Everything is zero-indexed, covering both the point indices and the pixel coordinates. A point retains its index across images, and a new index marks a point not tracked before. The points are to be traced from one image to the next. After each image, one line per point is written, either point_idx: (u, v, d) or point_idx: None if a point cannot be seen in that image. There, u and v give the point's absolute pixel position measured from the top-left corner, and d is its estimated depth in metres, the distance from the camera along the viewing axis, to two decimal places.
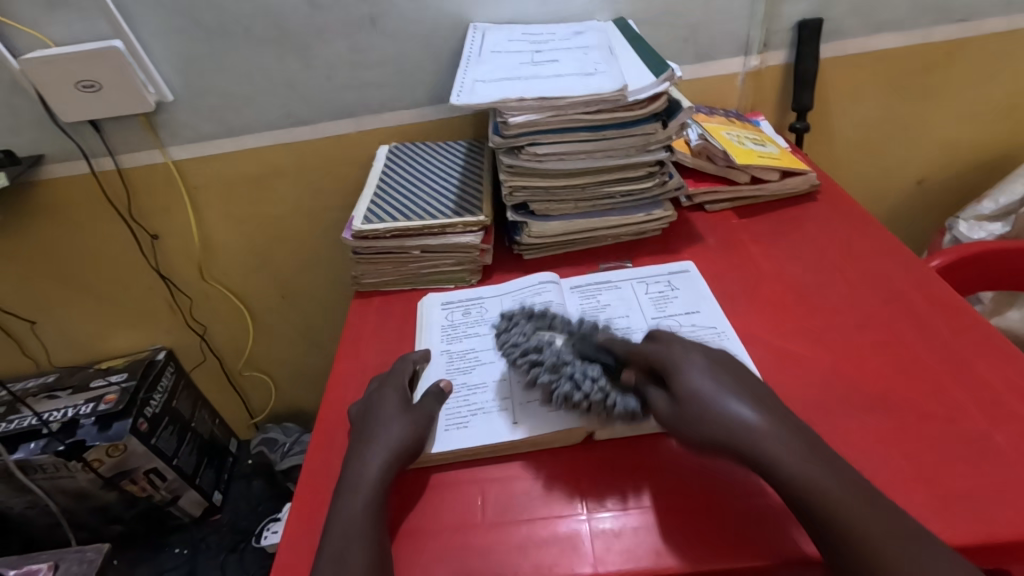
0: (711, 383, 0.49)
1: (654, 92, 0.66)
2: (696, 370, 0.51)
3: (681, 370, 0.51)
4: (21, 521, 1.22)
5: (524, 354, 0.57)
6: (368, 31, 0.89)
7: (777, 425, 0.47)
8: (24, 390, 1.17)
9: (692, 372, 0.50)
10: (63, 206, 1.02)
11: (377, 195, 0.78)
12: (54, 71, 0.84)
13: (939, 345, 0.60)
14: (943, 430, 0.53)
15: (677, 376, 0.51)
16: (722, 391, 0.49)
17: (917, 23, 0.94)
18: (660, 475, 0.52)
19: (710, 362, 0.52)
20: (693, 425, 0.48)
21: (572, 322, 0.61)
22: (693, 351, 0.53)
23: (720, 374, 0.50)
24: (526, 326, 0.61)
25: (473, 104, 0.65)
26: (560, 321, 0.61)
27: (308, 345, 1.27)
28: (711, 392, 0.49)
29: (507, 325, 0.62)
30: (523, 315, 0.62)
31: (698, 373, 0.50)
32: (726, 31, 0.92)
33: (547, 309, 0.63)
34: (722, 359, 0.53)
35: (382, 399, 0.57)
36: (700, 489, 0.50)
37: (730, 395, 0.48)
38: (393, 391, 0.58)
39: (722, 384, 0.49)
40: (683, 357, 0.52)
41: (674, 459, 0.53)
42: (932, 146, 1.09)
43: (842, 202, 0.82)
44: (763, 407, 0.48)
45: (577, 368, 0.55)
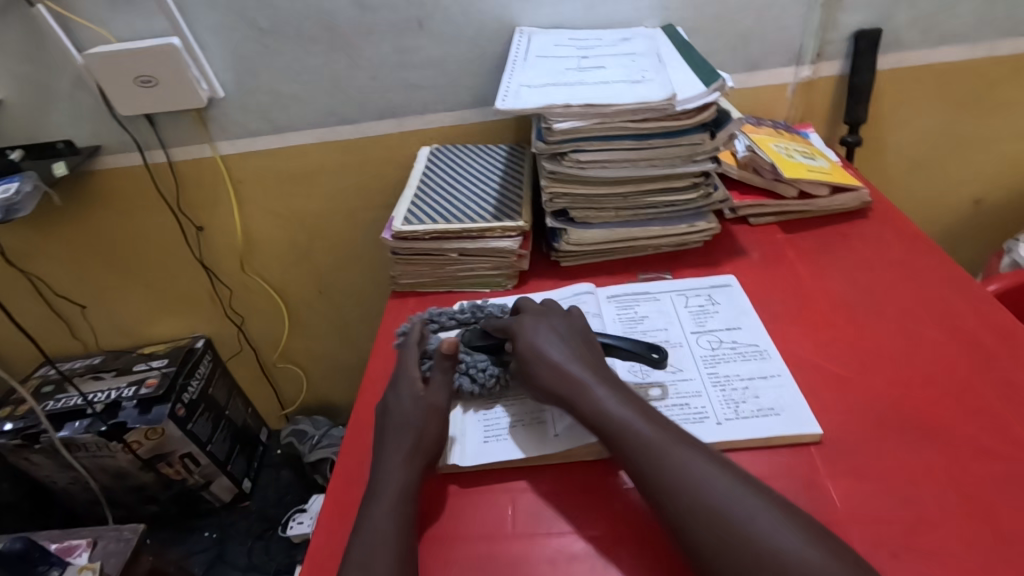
0: (557, 349, 0.54)
1: (704, 101, 0.65)
2: (531, 325, 0.57)
3: (524, 332, 0.57)
4: (62, 496, 1.26)
5: (549, 292, 0.69)
6: (415, 33, 0.90)
7: (609, 386, 0.52)
8: (72, 370, 1.22)
9: (534, 333, 0.56)
10: (116, 195, 1.06)
11: (417, 196, 0.79)
12: (115, 67, 0.88)
13: (999, 375, 0.57)
14: (1001, 467, 0.50)
15: (521, 334, 0.57)
16: (561, 345, 0.55)
17: (982, 35, 0.90)
18: None
19: (553, 325, 0.57)
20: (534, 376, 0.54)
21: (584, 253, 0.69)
22: (533, 312, 0.59)
23: (567, 335, 0.56)
24: (557, 260, 0.71)
25: (518, 109, 0.65)
26: (575, 252, 0.69)
27: (341, 339, 1.29)
28: (547, 348, 0.55)
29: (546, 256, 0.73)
30: (556, 249, 0.73)
31: (536, 337, 0.56)
32: (779, 40, 0.89)
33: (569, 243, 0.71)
34: (565, 317, 0.58)
35: (429, 396, 0.56)
36: None
37: (559, 350, 0.54)
38: (439, 391, 0.57)
39: (569, 353, 0.54)
40: (528, 323, 0.58)
41: None
42: (993, 164, 1.04)
43: (895, 219, 0.79)
44: (573, 355, 0.54)
45: None
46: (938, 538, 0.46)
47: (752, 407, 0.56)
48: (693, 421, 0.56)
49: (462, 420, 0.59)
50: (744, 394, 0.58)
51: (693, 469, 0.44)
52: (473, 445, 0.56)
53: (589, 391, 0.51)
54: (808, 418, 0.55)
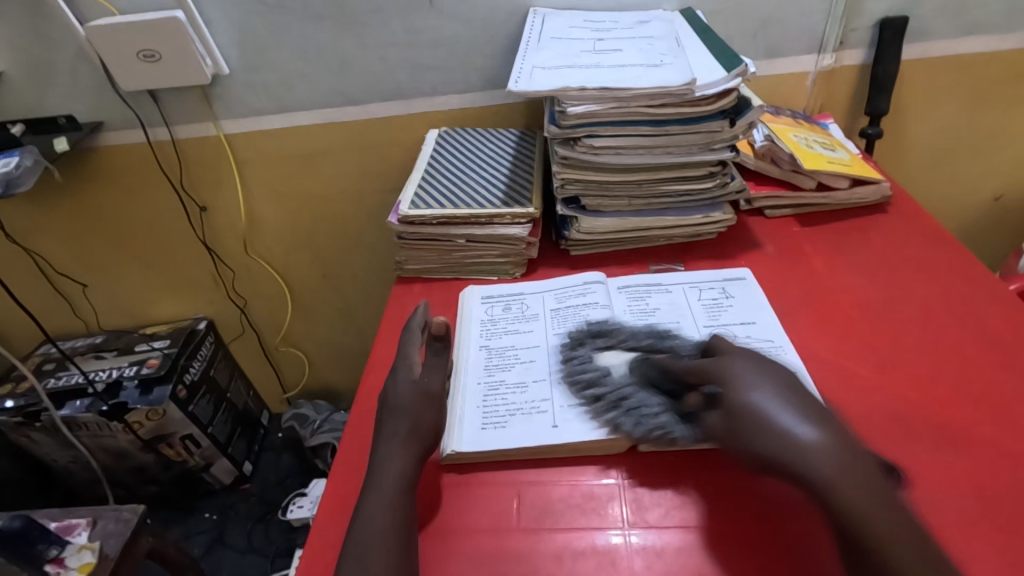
0: (773, 400, 0.43)
1: (725, 87, 0.62)
2: (748, 375, 0.45)
3: (729, 381, 0.46)
4: (63, 474, 1.26)
5: (585, 388, 0.56)
6: (426, 12, 0.87)
7: (840, 445, 0.40)
8: (74, 349, 1.21)
9: (744, 383, 0.45)
10: (118, 173, 1.04)
11: (424, 180, 0.77)
12: (118, 40, 0.86)
13: (1022, 377, 0.55)
14: (1022, 472, 0.48)
15: (729, 388, 0.45)
16: (773, 394, 0.43)
17: (1012, 26, 0.87)
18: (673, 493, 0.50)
19: (759, 365, 0.46)
20: (745, 444, 0.42)
21: (638, 337, 0.59)
22: (735, 354, 0.49)
23: (773, 377, 0.45)
24: (589, 352, 0.60)
25: (531, 91, 0.62)
26: (624, 336, 0.60)
27: (344, 324, 1.28)
28: (767, 407, 0.43)
29: (569, 356, 0.60)
30: (587, 336, 0.61)
31: (755, 387, 0.44)
32: (800, 27, 0.87)
33: (612, 325, 0.62)
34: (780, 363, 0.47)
35: (425, 380, 0.55)
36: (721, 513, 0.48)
37: (784, 409, 0.42)
38: (440, 380, 0.55)
39: (789, 404, 0.43)
40: (728, 365, 0.47)
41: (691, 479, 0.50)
42: (1014, 161, 1.01)
43: (916, 215, 0.77)
44: (819, 418, 0.42)
45: (638, 400, 0.53)
46: (955, 543, 0.45)
47: None
48: None
49: (461, 404, 0.57)
50: None
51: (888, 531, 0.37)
52: (467, 430, 0.54)
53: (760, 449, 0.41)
54: None
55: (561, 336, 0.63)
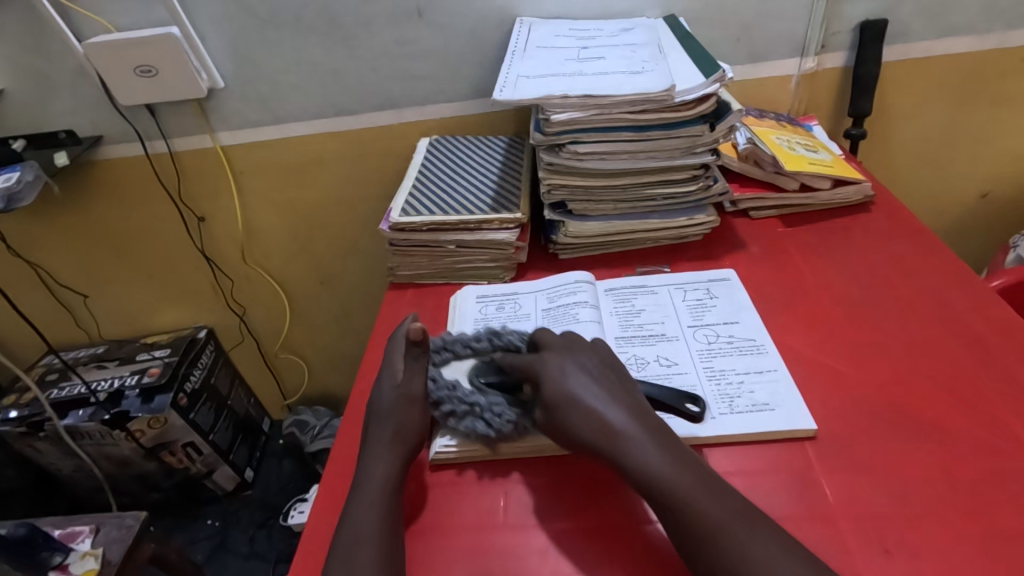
0: (586, 389, 0.50)
1: (704, 92, 0.64)
2: (557, 371, 0.52)
3: (552, 375, 0.52)
4: (67, 483, 1.28)
5: (438, 405, 0.56)
6: (416, 23, 0.89)
7: (667, 449, 0.47)
8: (76, 359, 1.23)
9: (562, 377, 0.51)
10: (117, 185, 1.06)
11: (415, 187, 0.79)
12: (115, 57, 0.88)
13: (998, 371, 0.57)
14: (998, 464, 0.49)
15: (549, 387, 0.51)
16: (594, 391, 0.50)
17: (991, 26, 0.89)
18: None
19: (582, 361, 0.53)
20: (571, 426, 0.49)
21: (473, 341, 0.61)
22: (551, 348, 0.55)
23: (596, 373, 0.52)
24: (434, 368, 0.59)
25: (515, 100, 0.64)
26: (460, 346, 0.60)
27: (343, 330, 1.29)
28: (585, 398, 0.50)
29: (429, 371, 0.59)
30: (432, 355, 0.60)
31: (581, 387, 0.51)
32: (782, 31, 0.88)
33: (445, 337, 0.62)
34: (586, 351, 0.54)
35: (405, 384, 0.56)
36: None
37: (611, 403, 0.50)
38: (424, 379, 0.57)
39: (607, 397, 0.50)
40: (546, 363, 0.53)
41: None
42: (999, 158, 1.02)
43: (898, 213, 0.78)
44: (641, 418, 0.49)
45: (483, 401, 0.55)
46: (931, 534, 0.46)
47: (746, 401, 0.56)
48: None
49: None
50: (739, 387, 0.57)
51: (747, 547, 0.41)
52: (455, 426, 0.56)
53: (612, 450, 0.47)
54: (801, 412, 0.55)
55: None
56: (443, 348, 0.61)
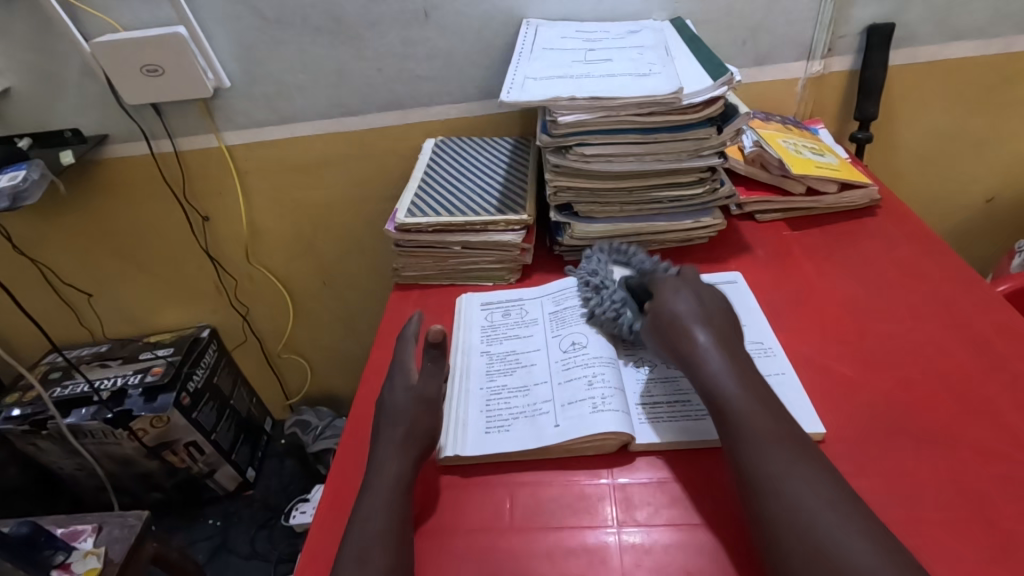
0: (687, 307, 0.55)
1: (712, 95, 0.64)
2: (671, 292, 0.57)
3: (663, 293, 0.57)
4: (69, 481, 1.28)
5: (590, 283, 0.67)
6: (421, 24, 0.89)
7: (737, 365, 0.50)
8: (79, 358, 1.23)
9: (670, 290, 0.57)
10: (122, 184, 1.06)
11: (421, 188, 0.79)
12: (121, 55, 0.88)
13: (1005, 377, 0.56)
14: (1007, 470, 0.49)
15: (661, 297, 0.57)
16: (696, 308, 0.55)
17: (998, 31, 0.88)
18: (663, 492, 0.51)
19: (699, 292, 0.57)
20: (659, 329, 0.55)
21: (648, 262, 0.68)
22: (684, 276, 0.60)
23: (703, 298, 0.56)
24: (607, 258, 0.70)
25: (522, 101, 0.64)
26: (637, 258, 0.69)
27: (346, 330, 1.29)
28: (680, 304, 0.55)
29: (589, 254, 0.72)
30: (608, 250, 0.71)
31: (680, 301, 0.55)
32: (789, 33, 0.88)
33: (631, 248, 0.71)
34: (713, 290, 0.58)
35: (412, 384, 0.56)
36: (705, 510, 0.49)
37: (702, 325, 0.53)
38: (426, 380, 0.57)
39: (702, 317, 0.54)
40: (672, 288, 0.57)
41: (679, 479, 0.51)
42: (1005, 163, 1.02)
43: (904, 217, 0.78)
44: (724, 340, 0.52)
45: (611, 289, 0.65)
46: (941, 541, 0.45)
47: None
48: (697, 418, 0.55)
49: (468, 410, 0.59)
50: None
51: (800, 485, 0.42)
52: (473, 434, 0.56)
53: (700, 364, 0.51)
54: (808, 416, 0.54)
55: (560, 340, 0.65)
56: (610, 252, 0.71)
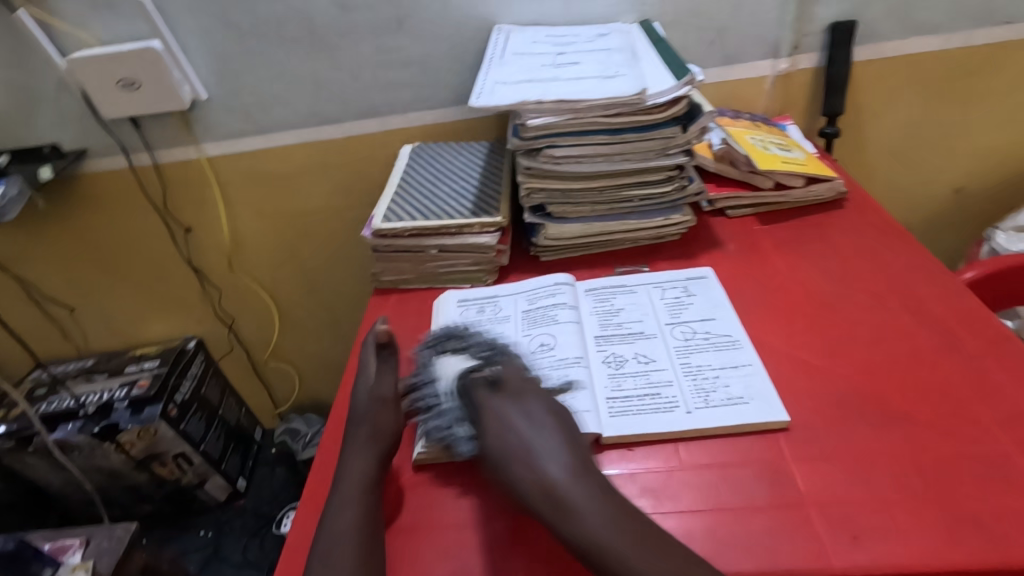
0: (528, 433, 0.50)
1: (675, 95, 0.65)
2: (515, 417, 0.51)
3: (493, 426, 0.51)
4: (58, 497, 1.28)
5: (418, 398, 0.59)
6: (395, 32, 0.91)
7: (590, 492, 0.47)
8: (65, 373, 1.23)
9: (505, 424, 0.51)
10: (103, 198, 1.07)
11: (397, 194, 0.80)
12: (97, 70, 0.89)
13: (964, 360, 0.58)
14: (966, 449, 0.51)
15: (491, 430, 0.51)
16: (545, 443, 0.49)
17: (957, 25, 0.91)
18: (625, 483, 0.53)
19: (527, 411, 0.52)
20: (510, 483, 0.49)
21: (478, 348, 0.61)
22: (504, 387, 0.54)
23: (537, 419, 0.51)
24: (439, 351, 0.63)
25: (491, 106, 0.65)
26: (471, 343, 0.62)
27: (331, 337, 1.30)
28: (529, 440, 0.50)
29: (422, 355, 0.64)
30: (444, 337, 0.64)
31: (520, 428, 0.50)
32: (754, 33, 0.90)
33: (464, 330, 0.64)
34: (541, 403, 0.53)
35: (382, 387, 0.58)
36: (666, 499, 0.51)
37: (555, 456, 0.49)
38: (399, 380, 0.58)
39: (565, 453, 0.49)
40: (504, 411, 0.52)
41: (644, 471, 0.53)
42: (970, 154, 1.05)
43: (869, 209, 0.80)
44: (576, 467, 0.48)
45: (443, 401, 0.58)
46: (900, 520, 0.47)
47: (721, 396, 0.57)
48: (666, 411, 0.57)
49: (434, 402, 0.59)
50: (713, 382, 0.59)
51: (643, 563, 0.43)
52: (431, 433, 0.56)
53: (511, 468, 0.49)
54: (774, 403, 0.56)
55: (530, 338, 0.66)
56: (440, 341, 0.64)
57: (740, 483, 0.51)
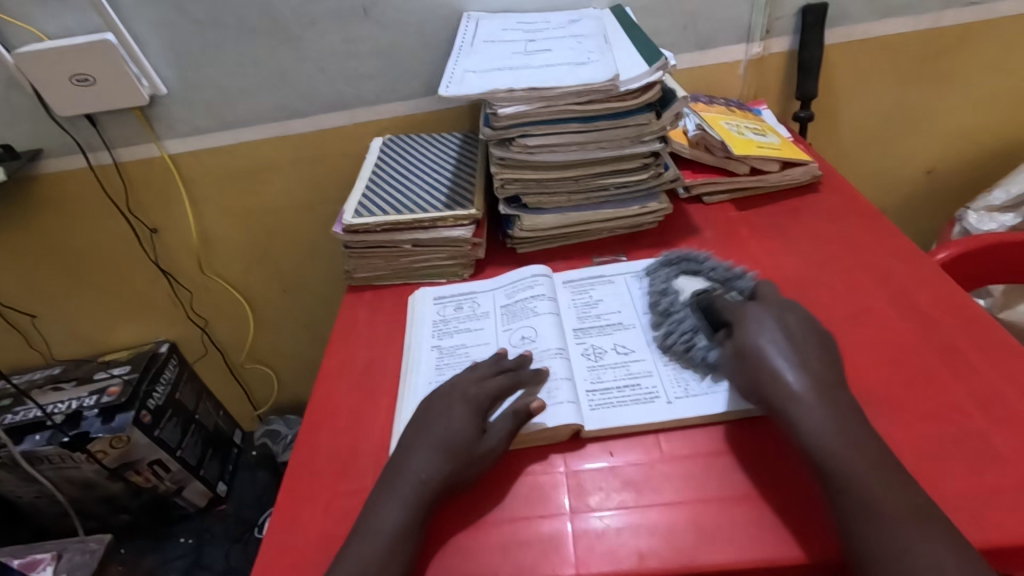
0: (780, 350, 0.51)
1: (647, 81, 0.64)
2: (758, 326, 0.53)
3: (747, 325, 0.53)
4: (29, 510, 1.23)
5: (664, 311, 0.62)
6: (361, 21, 0.88)
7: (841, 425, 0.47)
8: (30, 382, 1.18)
9: (758, 328, 0.53)
10: (62, 200, 1.03)
11: (368, 188, 0.78)
12: (48, 66, 0.84)
13: (938, 341, 0.58)
14: (942, 431, 0.51)
15: (743, 328, 0.54)
16: (781, 349, 0.51)
17: (926, 6, 0.91)
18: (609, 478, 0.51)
19: (785, 321, 0.53)
20: (754, 376, 0.51)
21: (715, 269, 0.65)
22: (767, 300, 0.57)
23: (796, 335, 0.52)
24: (668, 275, 0.66)
25: (461, 95, 0.63)
26: (705, 266, 0.66)
27: (308, 337, 1.27)
28: (769, 347, 0.51)
29: (652, 278, 0.68)
30: (666, 264, 0.68)
31: (764, 333, 0.52)
32: (727, 17, 0.89)
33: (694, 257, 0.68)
34: (800, 314, 0.54)
35: None
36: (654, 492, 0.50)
37: (790, 365, 0.50)
38: None
39: (801, 361, 0.50)
40: (753, 316, 0.54)
41: (631, 467, 0.52)
42: (941, 135, 1.06)
43: (844, 193, 0.80)
44: (810, 376, 0.49)
45: (682, 314, 0.61)
46: None
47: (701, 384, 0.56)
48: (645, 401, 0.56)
49: (412, 409, 0.59)
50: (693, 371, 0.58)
51: None
52: (400, 436, 0.56)
53: (763, 374, 0.50)
54: None
55: (510, 333, 0.65)
56: (675, 263, 0.68)
57: (722, 472, 0.50)
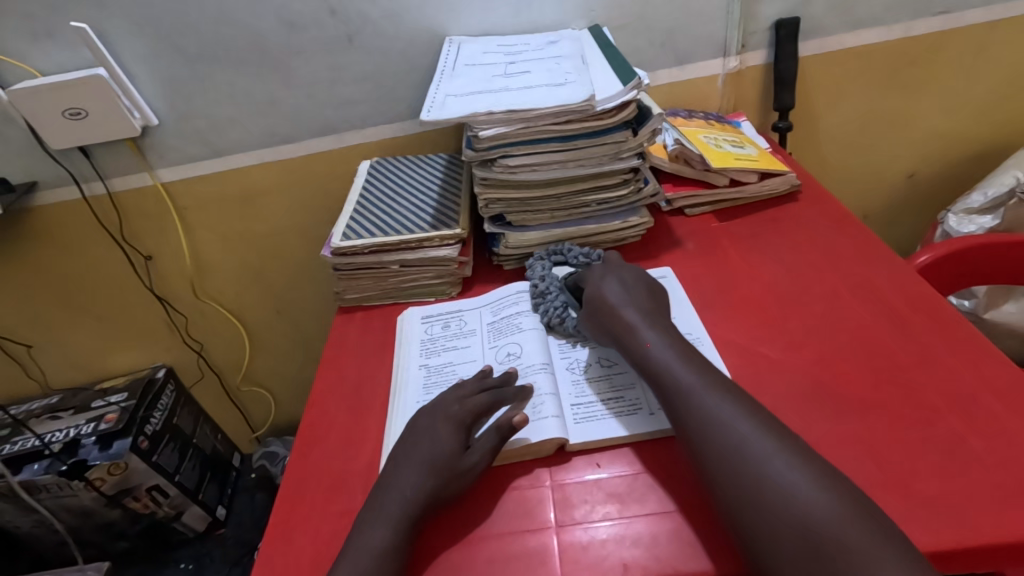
0: (617, 293, 0.61)
1: (623, 100, 0.66)
2: (610, 281, 0.63)
3: (594, 281, 0.64)
4: (28, 540, 1.23)
5: (538, 293, 0.69)
6: (346, 48, 0.90)
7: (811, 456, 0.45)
8: (28, 412, 1.19)
9: (599, 279, 0.64)
10: (58, 230, 1.04)
11: (356, 211, 0.79)
12: (41, 101, 0.87)
13: (915, 346, 0.59)
14: (922, 435, 0.52)
15: (594, 284, 0.64)
16: (620, 292, 0.61)
17: (897, 17, 0.93)
18: (596, 490, 0.52)
19: (621, 274, 0.64)
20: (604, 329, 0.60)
21: (584, 254, 0.73)
22: (607, 263, 0.67)
23: (629, 283, 0.63)
24: (547, 264, 0.73)
25: (441, 119, 0.65)
26: (573, 253, 0.73)
27: (304, 357, 1.28)
28: (608, 291, 0.62)
29: (533, 260, 0.74)
30: (546, 255, 0.74)
31: (608, 286, 0.63)
32: (702, 33, 0.92)
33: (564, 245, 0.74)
34: (635, 270, 0.65)
35: None
36: (639, 504, 0.51)
37: (631, 307, 0.60)
38: None
39: (628, 299, 0.61)
40: (603, 276, 0.64)
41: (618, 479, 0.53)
42: (919, 140, 1.08)
43: (822, 201, 0.82)
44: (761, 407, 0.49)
45: (552, 293, 0.68)
46: None
47: None
48: (628, 413, 0.57)
49: (401, 428, 0.60)
50: None
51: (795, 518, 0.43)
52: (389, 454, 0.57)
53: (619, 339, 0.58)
54: None
55: (496, 350, 0.66)
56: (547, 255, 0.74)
57: (706, 481, 0.51)
